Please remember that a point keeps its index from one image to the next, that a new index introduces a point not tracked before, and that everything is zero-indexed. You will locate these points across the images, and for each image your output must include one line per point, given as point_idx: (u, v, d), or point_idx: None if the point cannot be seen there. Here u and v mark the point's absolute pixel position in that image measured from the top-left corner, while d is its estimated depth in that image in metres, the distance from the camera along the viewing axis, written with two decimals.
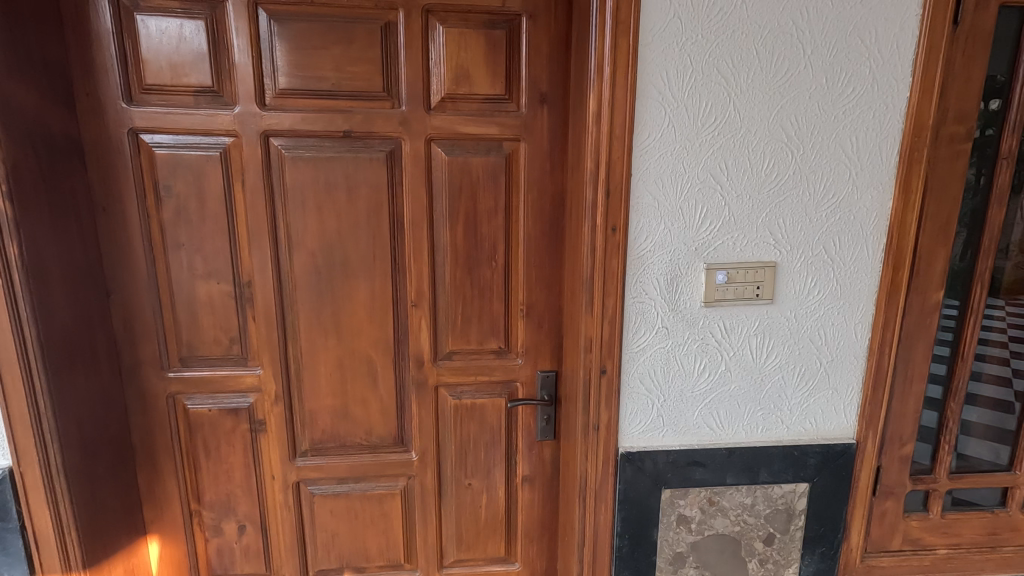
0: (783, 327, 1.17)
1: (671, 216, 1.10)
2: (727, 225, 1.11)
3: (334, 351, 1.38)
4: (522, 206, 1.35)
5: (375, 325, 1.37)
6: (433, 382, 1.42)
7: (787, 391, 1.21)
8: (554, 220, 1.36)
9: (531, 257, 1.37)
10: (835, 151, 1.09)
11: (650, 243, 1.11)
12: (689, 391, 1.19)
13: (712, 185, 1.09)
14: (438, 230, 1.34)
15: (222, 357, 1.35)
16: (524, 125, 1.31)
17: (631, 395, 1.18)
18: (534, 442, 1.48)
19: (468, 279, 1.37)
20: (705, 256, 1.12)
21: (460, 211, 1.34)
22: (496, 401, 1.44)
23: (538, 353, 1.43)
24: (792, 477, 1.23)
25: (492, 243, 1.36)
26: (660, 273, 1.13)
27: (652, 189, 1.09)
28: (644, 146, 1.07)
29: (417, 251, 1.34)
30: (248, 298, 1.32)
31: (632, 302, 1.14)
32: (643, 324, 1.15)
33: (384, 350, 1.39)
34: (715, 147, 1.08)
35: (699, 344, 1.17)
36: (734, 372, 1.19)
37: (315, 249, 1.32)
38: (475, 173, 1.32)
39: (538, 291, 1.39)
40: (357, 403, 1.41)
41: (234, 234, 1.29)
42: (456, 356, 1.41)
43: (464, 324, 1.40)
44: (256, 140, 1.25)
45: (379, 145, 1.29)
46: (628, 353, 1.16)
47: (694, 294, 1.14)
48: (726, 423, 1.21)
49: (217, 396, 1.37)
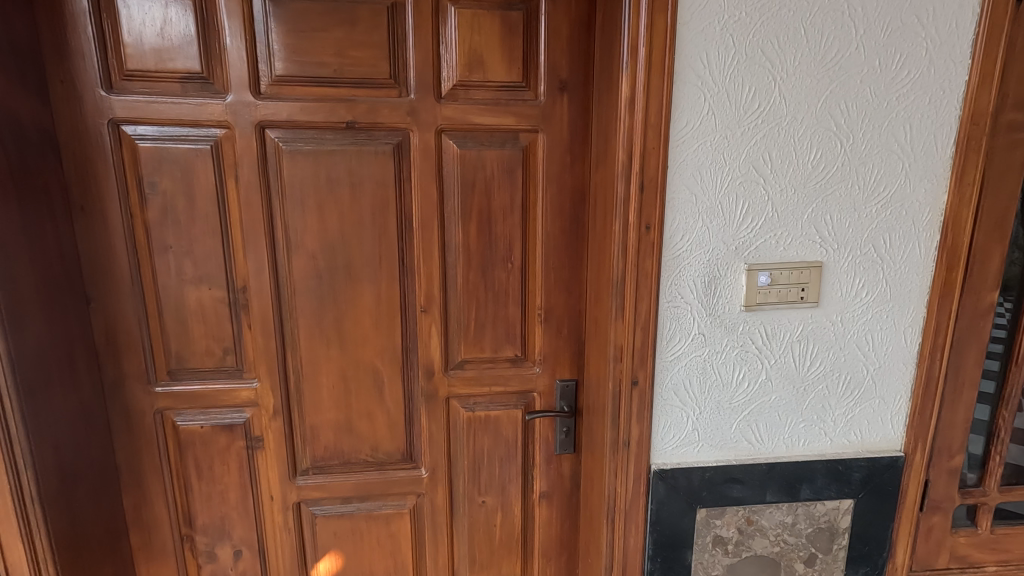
0: (827, 332, 1.08)
1: (710, 213, 1.01)
2: (769, 222, 1.02)
3: (337, 361, 1.27)
4: (539, 203, 1.25)
5: (381, 333, 1.27)
6: (444, 393, 1.32)
7: (831, 401, 1.12)
8: (574, 218, 1.26)
9: (549, 257, 1.27)
10: (887, 141, 1.00)
11: (688, 243, 1.02)
12: (727, 402, 1.10)
13: (754, 179, 1.00)
14: (449, 229, 1.24)
15: (214, 369, 1.24)
16: (542, 115, 1.20)
17: (665, 408, 1.09)
18: (552, 456, 1.38)
19: (481, 282, 1.27)
20: (746, 256, 1.03)
21: (473, 209, 1.23)
22: (511, 412, 1.34)
23: (556, 361, 1.33)
24: (836, 493, 1.14)
25: (508, 243, 1.26)
26: (697, 275, 1.03)
27: (690, 183, 0.99)
28: (681, 137, 0.97)
29: (427, 252, 1.24)
30: (243, 305, 1.22)
31: (666, 307, 1.04)
32: (678, 331, 1.05)
33: (391, 360, 1.28)
34: (758, 137, 0.98)
35: (739, 352, 1.07)
36: (774, 381, 1.10)
37: (316, 251, 1.21)
38: (489, 167, 1.22)
39: (557, 294, 1.29)
40: (361, 417, 1.31)
41: (227, 235, 1.18)
42: (469, 365, 1.31)
43: (477, 330, 1.29)
44: (250, 132, 1.14)
45: (385, 136, 1.18)
46: (662, 363, 1.07)
47: (734, 297, 1.05)
48: (766, 437, 1.12)
49: (210, 412, 1.26)
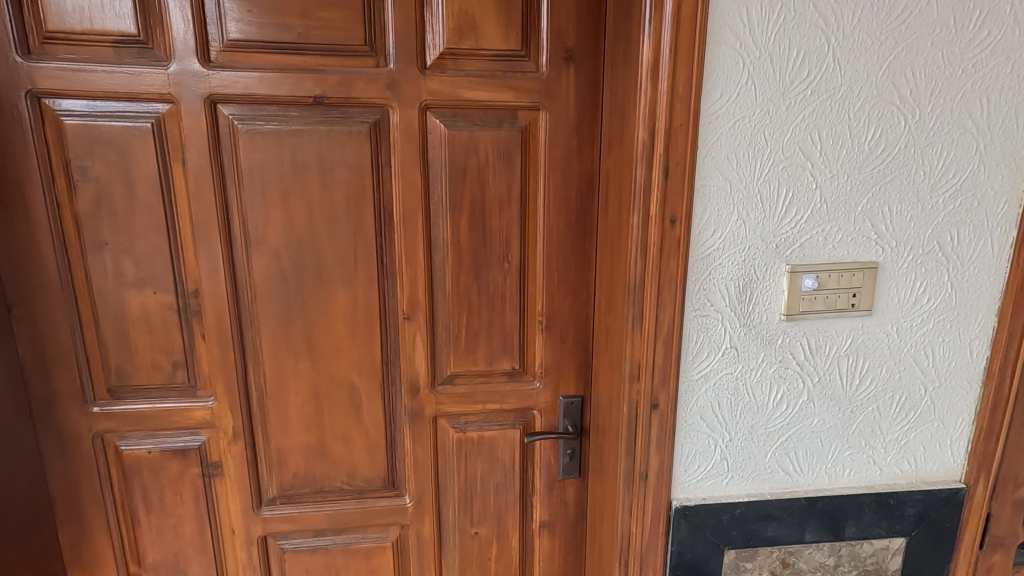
0: (881, 346, 0.92)
1: (746, 205, 0.84)
2: (817, 215, 0.85)
3: (307, 377, 1.10)
4: (541, 193, 1.07)
5: (358, 344, 1.10)
6: (431, 412, 1.15)
7: (882, 426, 0.96)
8: (581, 211, 1.09)
9: (552, 257, 1.10)
10: (959, 117, 0.83)
11: (720, 241, 0.85)
12: (762, 427, 0.93)
13: (801, 163, 0.83)
14: (436, 224, 1.07)
15: (163, 386, 1.07)
16: (545, 90, 1.03)
17: (690, 435, 0.92)
18: (554, 481, 1.22)
19: (473, 285, 1.10)
20: (789, 256, 0.86)
21: (465, 200, 1.06)
22: (508, 433, 1.18)
23: (560, 375, 1.16)
24: (886, 531, 0.98)
25: (504, 240, 1.09)
26: (730, 279, 0.86)
27: (723, 169, 0.82)
28: (714, 111, 0.80)
29: (411, 250, 1.07)
30: (195, 312, 1.04)
31: (693, 317, 0.87)
32: (707, 345, 0.89)
33: (370, 374, 1.11)
34: (806, 112, 0.81)
35: (777, 369, 0.91)
36: (817, 403, 0.93)
37: (280, 249, 1.04)
38: (483, 151, 1.04)
39: (560, 299, 1.12)
40: (336, 439, 1.14)
41: (174, 230, 1.01)
42: (459, 380, 1.14)
43: (470, 340, 1.13)
44: (198, 108, 0.96)
45: (360, 114, 1.01)
46: (687, 382, 0.90)
47: (773, 304, 0.88)
48: (806, 467, 0.96)
49: (159, 435, 1.09)
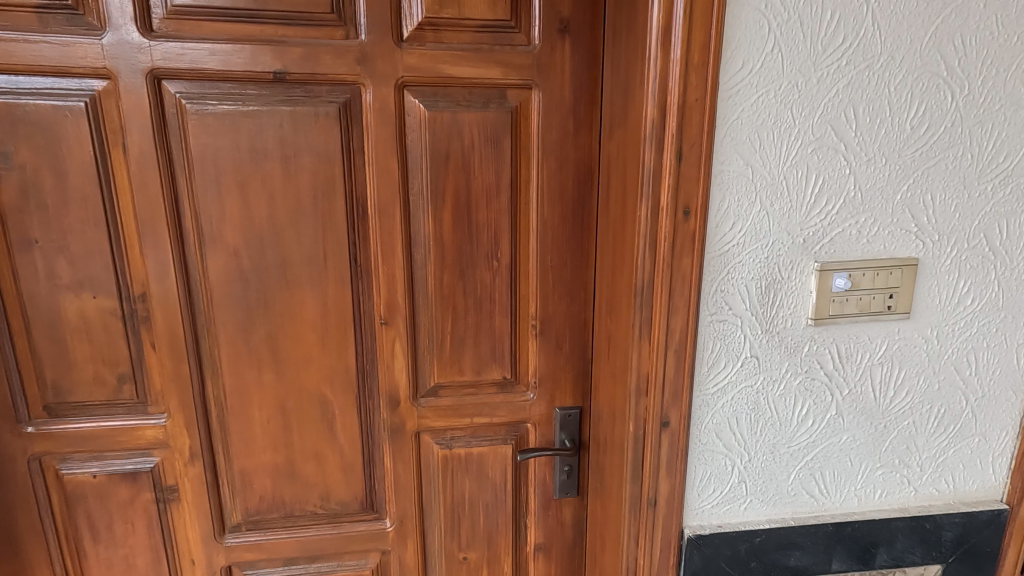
0: (919, 353, 0.81)
1: (770, 194, 0.73)
2: (850, 205, 0.74)
3: (272, 390, 0.98)
4: (534, 183, 0.96)
5: (329, 353, 0.98)
6: (413, 427, 1.03)
7: (918, 442, 0.85)
8: (578, 202, 0.97)
9: (546, 254, 0.99)
10: (1013, 92, 0.73)
11: (740, 236, 0.74)
12: (784, 445, 0.83)
13: (833, 145, 0.72)
14: (416, 218, 0.95)
15: (109, 402, 0.95)
16: (537, 66, 0.92)
17: (704, 455, 0.82)
18: (550, 500, 1.11)
19: (458, 286, 0.98)
20: (818, 252, 0.75)
21: (448, 190, 0.94)
22: (499, 449, 1.07)
23: (556, 386, 1.05)
24: (920, 559, 0.88)
25: (492, 236, 0.97)
26: (751, 278, 0.76)
27: (745, 152, 0.71)
28: (734, 84, 0.69)
29: (388, 248, 0.95)
30: (142, 319, 0.92)
31: (709, 322, 0.76)
32: (724, 355, 0.78)
33: (344, 386, 1.00)
34: (841, 85, 0.70)
35: (802, 381, 0.80)
36: (847, 419, 0.83)
37: (239, 247, 0.92)
38: (468, 135, 0.93)
39: (556, 301, 1.01)
40: (307, 459, 1.02)
41: (116, 225, 0.88)
42: (443, 392, 1.03)
43: (455, 347, 1.01)
44: (140, 85, 0.84)
45: (327, 92, 0.88)
46: (700, 397, 0.79)
47: (799, 308, 0.77)
48: (834, 489, 0.85)
49: (105, 457, 0.97)
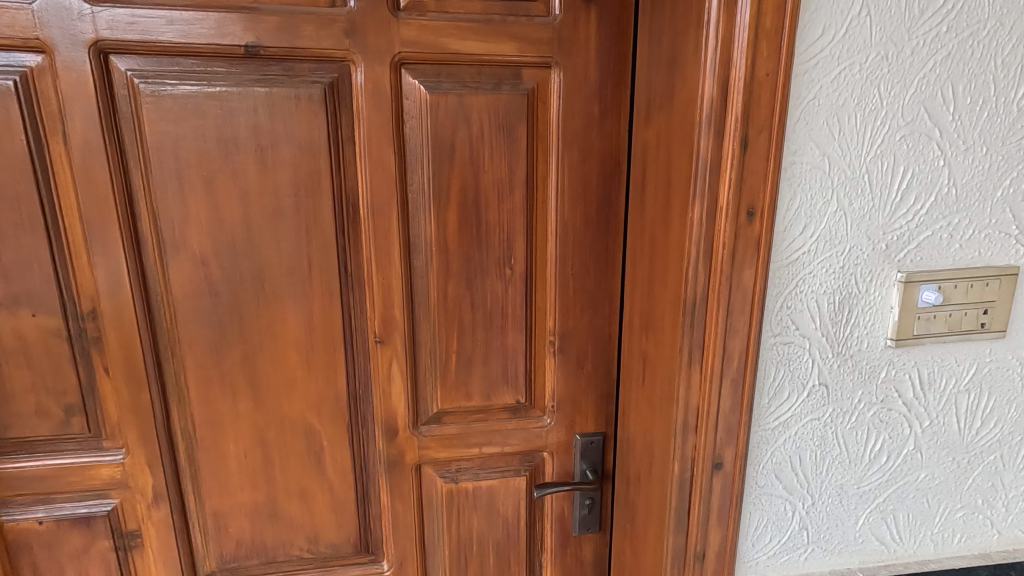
0: (1012, 378, 0.69)
1: (850, 191, 0.60)
2: (944, 203, 0.62)
3: (249, 421, 0.84)
4: (553, 178, 0.83)
5: (316, 377, 0.84)
6: (414, 459, 0.90)
7: (1005, 479, 0.73)
8: (603, 201, 0.84)
9: (567, 260, 0.86)
10: None
11: (811, 242, 0.61)
12: (854, 486, 0.70)
13: (927, 132, 0.59)
14: (416, 220, 0.82)
15: (56, 436, 0.81)
16: (558, 40, 0.78)
17: (760, 500, 0.69)
18: (568, 538, 0.98)
19: (465, 298, 0.85)
20: (902, 260, 0.63)
21: (453, 187, 0.81)
22: (511, 481, 0.94)
23: (576, 410, 0.92)
24: None
25: (504, 240, 0.84)
26: (823, 292, 0.63)
27: (821, 139, 0.58)
28: (811, 56, 0.56)
29: (383, 255, 0.81)
30: (93, 340, 0.78)
31: (772, 345, 0.64)
32: (787, 383, 0.65)
33: (333, 415, 0.86)
34: (939, 57, 0.58)
35: (877, 412, 0.68)
36: (927, 455, 0.70)
37: (207, 255, 0.77)
38: (477, 121, 0.79)
39: (577, 314, 0.88)
40: (291, 497, 0.88)
41: (57, 230, 0.74)
42: (448, 418, 0.90)
43: (461, 368, 0.88)
44: (81, 60, 0.69)
45: (309, 71, 0.74)
46: (759, 433, 0.67)
47: (877, 327, 0.65)
48: (907, 534, 0.73)
49: (54, 500, 0.83)
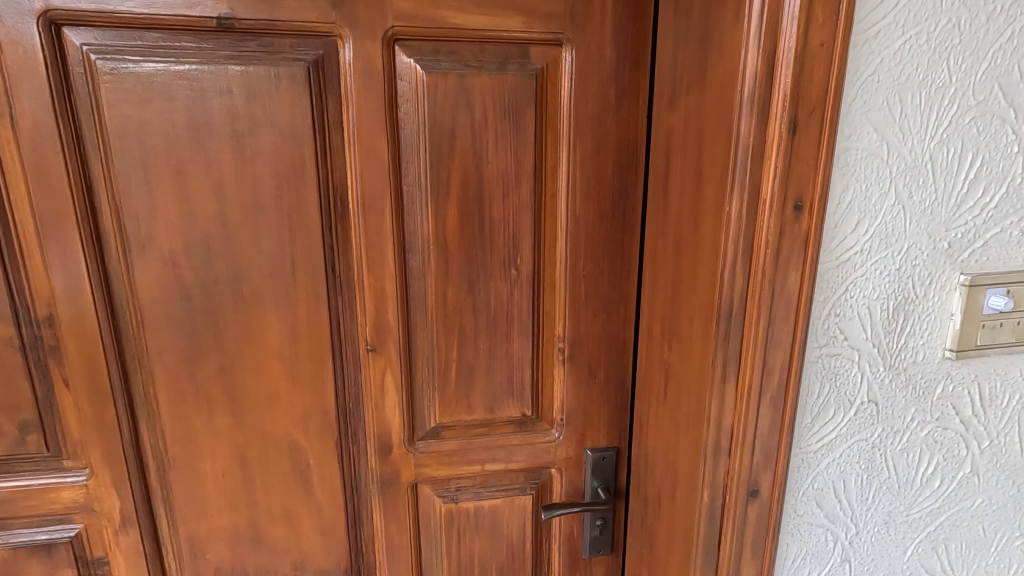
0: None
1: (910, 182, 0.52)
2: (1015, 196, 0.54)
3: (227, 438, 0.76)
4: (564, 169, 0.75)
5: (301, 389, 0.76)
6: (410, 477, 0.82)
7: None
8: (618, 194, 0.76)
9: (578, 261, 0.78)
10: None
11: (865, 240, 0.53)
12: (903, 514, 0.63)
13: (1000, 114, 0.52)
14: (412, 215, 0.74)
15: (11, 456, 0.72)
16: (570, 14, 0.70)
17: (799, 530, 0.62)
18: (578, 561, 0.90)
19: (467, 303, 0.77)
20: (966, 261, 0.55)
21: (453, 179, 0.73)
22: (516, 501, 0.86)
23: (587, 423, 0.84)
24: None
25: (509, 238, 0.76)
26: (876, 298, 0.55)
27: (880, 121, 0.50)
28: (872, 24, 0.48)
29: (375, 254, 0.73)
30: (51, 349, 0.70)
31: (817, 358, 0.56)
32: (833, 400, 0.58)
33: (320, 431, 0.78)
34: (1017, 26, 0.50)
35: (932, 432, 0.60)
36: (984, 479, 0.63)
37: (177, 254, 0.69)
38: (479, 105, 0.71)
39: (589, 319, 0.80)
40: (275, 521, 0.80)
41: (5, 227, 0.66)
42: (447, 433, 0.82)
43: (462, 378, 0.80)
44: (29, 33, 0.61)
45: (291, 47, 0.66)
46: (800, 456, 0.59)
47: (935, 337, 0.57)
48: (959, 566, 0.66)
49: (10, 525, 0.75)
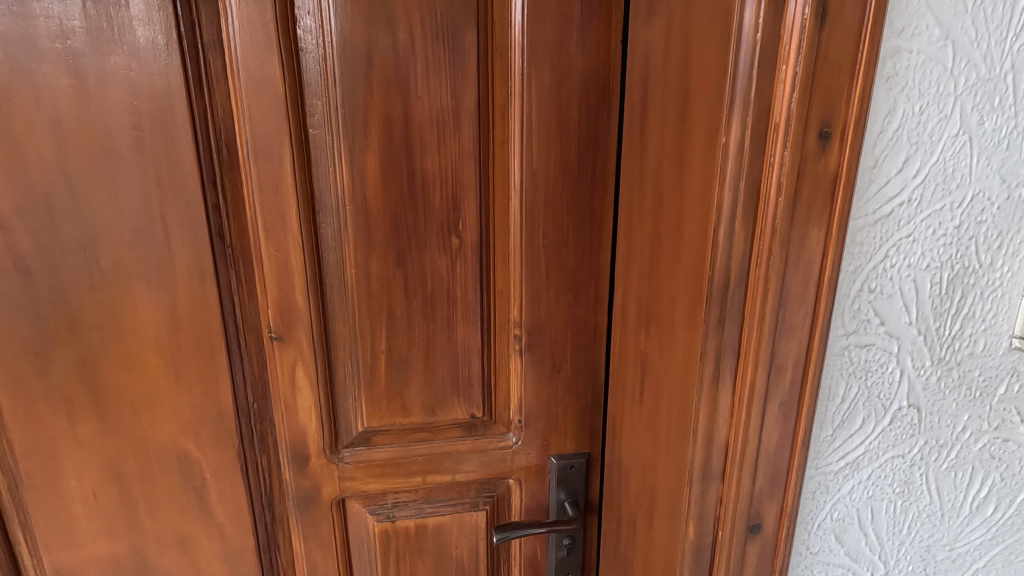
0: None
1: (982, 102, 0.37)
2: None
3: (96, 449, 0.61)
4: (518, 110, 0.59)
5: (188, 389, 0.61)
6: (334, 493, 0.68)
7: None
8: (587, 143, 0.61)
9: (538, 227, 0.62)
10: None
11: (915, 186, 0.38)
12: (946, 548, 0.48)
13: None
14: (322, 169, 0.58)
15: None
16: None
17: (811, 572, 0.47)
18: None
19: (397, 280, 0.62)
20: None
21: (373, 120, 0.57)
22: (466, 518, 0.72)
23: (551, 426, 0.70)
24: None
25: (450, 198, 0.60)
26: (927, 266, 0.40)
27: (944, 10, 0.35)
28: None
29: (275, 217, 0.58)
30: None
31: (844, 349, 0.41)
32: (861, 406, 0.43)
33: (217, 440, 0.63)
34: None
35: (989, 444, 0.46)
36: None
37: (8, 216, 0.53)
38: (404, 23, 0.55)
39: (553, 300, 0.65)
40: (166, 548, 0.65)
41: None
42: (378, 440, 0.67)
43: (395, 373, 0.65)
44: None
45: None
46: (816, 479, 0.44)
47: (1000, 320, 0.42)
48: None
49: None
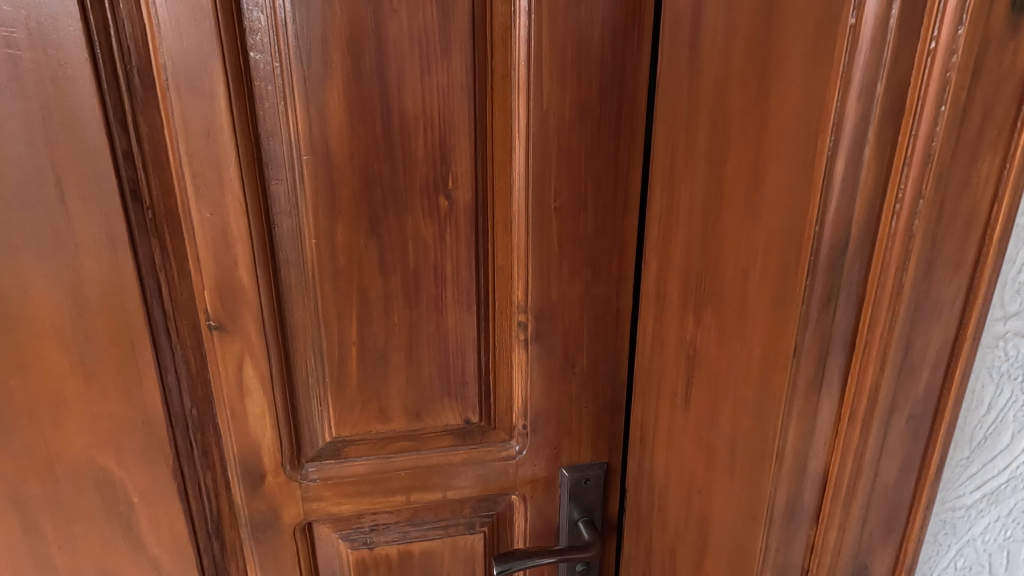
0: None
1: None
2: None
3: None
4: (524, 32, 0.46)
5: (104, 392, 0.48)
6: (298, 516, 0.55)
7: None
8: (612, 77, 0.48)
9: (549, 186, 0.49)
10: None
11: None
12: None
13: None
14: (269, 106, 0.44)
15: None
16: None
17: None
18: None
19: (371, 253, 0.49)
20: None
21: (336, 42, 0.43)
22: (460, 541, 0.60)
23: (562, 432, 0.57)
24: None
25: (437, 147, 0.47)
26: None
27: None
28: None
29: (208, 170, 0.44)
30: None
31: (1000, 340, 0.29)
32: (1012, 418, 0.31)
33: (146, 455, 0.50)
34: None
35: None
36: None
37: None
38: None
39: (567, 279, 0.52)
40: None
41: None
42: (351, 451, 0.54)
43: (370, 370, 0.52)
44: None
45: None
46: (942, 517, 0.33)
47: None
48: None
49: None
